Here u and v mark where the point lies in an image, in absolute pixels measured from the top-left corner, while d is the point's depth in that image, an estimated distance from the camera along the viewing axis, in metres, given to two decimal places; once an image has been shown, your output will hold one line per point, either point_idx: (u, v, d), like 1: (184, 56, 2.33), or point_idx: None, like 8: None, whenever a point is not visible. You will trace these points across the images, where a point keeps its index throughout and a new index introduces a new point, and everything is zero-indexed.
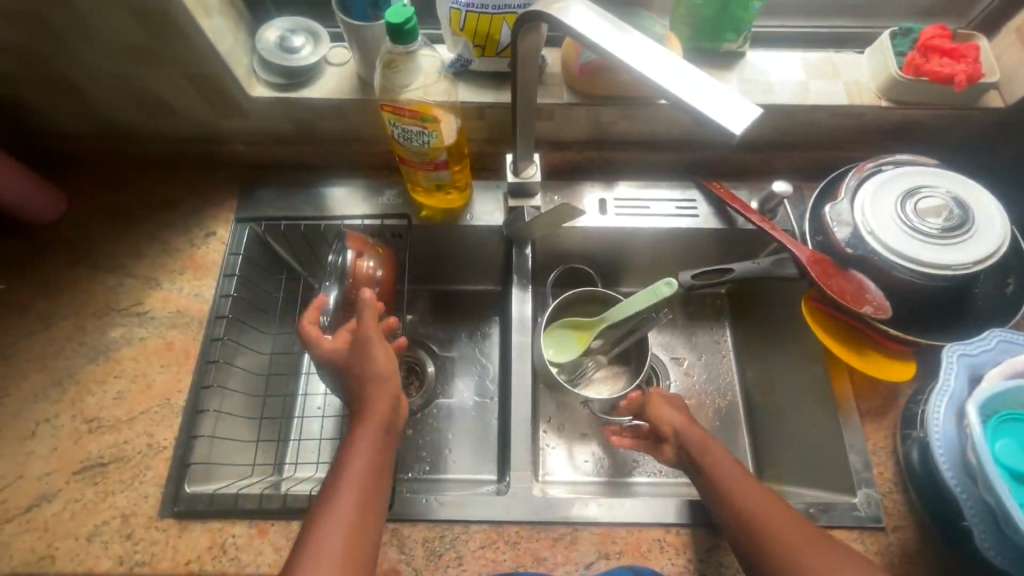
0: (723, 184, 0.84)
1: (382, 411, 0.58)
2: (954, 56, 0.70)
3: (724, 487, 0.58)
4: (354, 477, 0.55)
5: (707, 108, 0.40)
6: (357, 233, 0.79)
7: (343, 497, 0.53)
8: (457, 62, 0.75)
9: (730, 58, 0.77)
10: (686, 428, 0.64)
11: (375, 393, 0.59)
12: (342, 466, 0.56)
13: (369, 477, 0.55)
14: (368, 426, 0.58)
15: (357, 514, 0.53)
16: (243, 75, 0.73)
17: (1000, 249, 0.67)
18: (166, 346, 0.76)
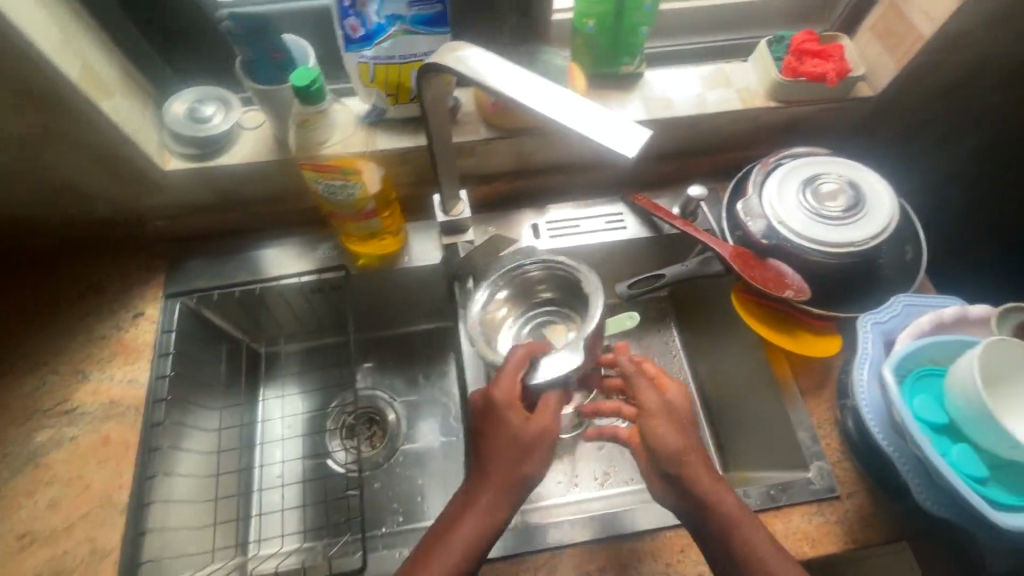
0: (647, 195, 0.88)
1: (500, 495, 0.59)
2: (823, 57, 0.77)
3: (729, 528, 0.58)
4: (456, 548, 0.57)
5: (596, 135, 0.43)
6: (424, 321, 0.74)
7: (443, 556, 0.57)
8: (373, 113, 0.76)
9: (630, 79, 0.82)
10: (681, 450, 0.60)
11: (487, 495, 0.59)
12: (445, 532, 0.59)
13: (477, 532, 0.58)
14: (466, 530, 0.58)
15: None
16: (153, 150, 0.72)
17: (891, 224, 0.74)
18: (102, 442, 0.71)
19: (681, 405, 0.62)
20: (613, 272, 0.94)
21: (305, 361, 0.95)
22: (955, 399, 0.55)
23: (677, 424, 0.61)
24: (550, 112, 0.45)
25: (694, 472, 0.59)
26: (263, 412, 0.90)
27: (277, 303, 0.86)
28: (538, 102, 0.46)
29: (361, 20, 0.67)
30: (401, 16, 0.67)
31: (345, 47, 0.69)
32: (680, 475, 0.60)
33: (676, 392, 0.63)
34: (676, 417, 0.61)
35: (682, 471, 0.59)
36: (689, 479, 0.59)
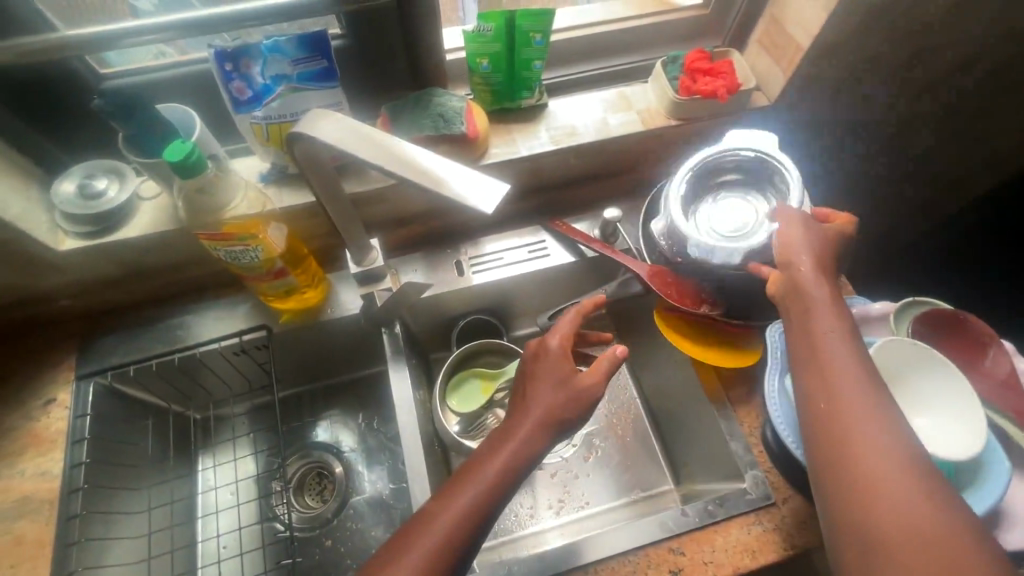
0: (565, 221, 0.89)
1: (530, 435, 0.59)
2: (714, 73, 0.80)
3: (834, 445, 0.50)
4: (478, 487, 0.56)
5: (458, 194, 0.44)
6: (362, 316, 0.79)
7: (461, 491, 0.56)
8: (273, 171, 0.76)
9: (535, 111, 0.83)
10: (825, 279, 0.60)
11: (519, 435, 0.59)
12: (478, 462, 0.58)
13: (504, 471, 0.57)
14: (491, 471, 0.57)
15: (461, 520, 0.54)
16: (45, 233, 0.69)
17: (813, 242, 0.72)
18: (14, 543, 0.67)
19: (820, 247, 0.62)
20: (545, 299, 0.94)
21: (242, 423, 0.91)
22: None
23: (818, 262, 0.61)
24: (420, 175, 0.46)
25: (789, 304, 0.60)
26: (201, 483, 0.87)
27: (201, 370, 0.84)
28: (409, 167, 0.47)
29: (246, 82, 0.66)
30: (287, 75, 0.67)
31: (233, 109, 0.68)
32: (785, 291, 0.61)
33: (800, 247, 0.61)
34: (805, 266, 0.60)
35: (790, 301, 0.60)
36: (798, 287, 0.59)
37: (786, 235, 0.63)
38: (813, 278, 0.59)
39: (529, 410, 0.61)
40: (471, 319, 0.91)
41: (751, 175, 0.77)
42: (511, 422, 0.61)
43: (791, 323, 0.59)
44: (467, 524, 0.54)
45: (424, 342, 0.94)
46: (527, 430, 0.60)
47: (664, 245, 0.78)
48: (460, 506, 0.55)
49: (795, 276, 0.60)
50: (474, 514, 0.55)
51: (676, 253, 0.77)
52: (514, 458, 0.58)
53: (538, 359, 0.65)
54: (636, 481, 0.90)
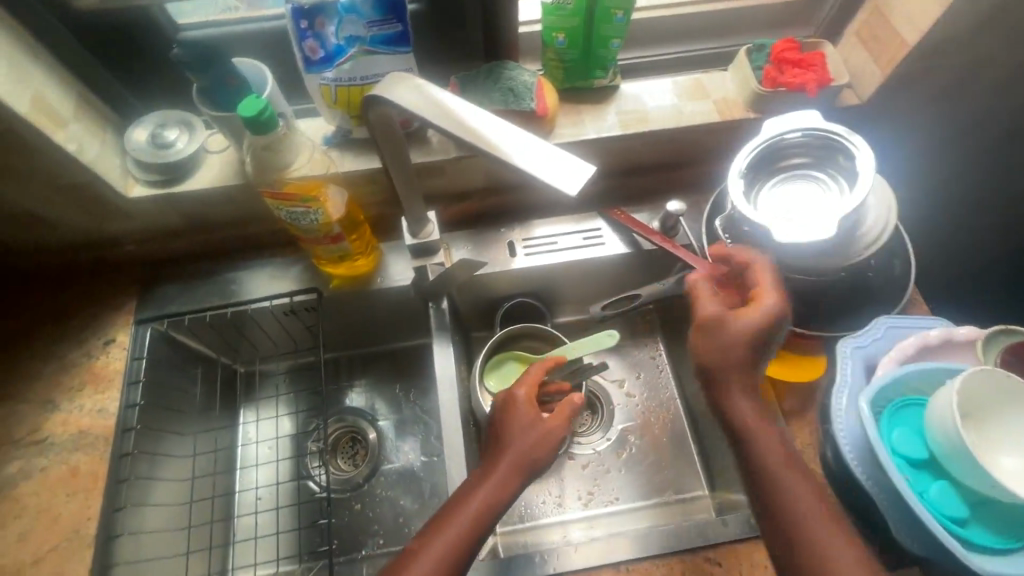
0: (625, 209, 0.86)
1: (499, 480, 0.63)
2: (804, 65, 0.75)
3: (794, 536, 0.56)
4: (456, 532, 0.59)
5: (541, 173, 0.42)
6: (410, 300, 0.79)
7: (442, 535, 0.59)
8: (338, 134, 0.75)
9: (605, 92, 0.80)
10: (726, 367, 0.62)
11: (491, 482, 0.63)
12: (456, 504, 0.62)
13: (481, 515, 0.61)
14: (466, 513, 0.61)
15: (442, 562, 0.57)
16: (116, 178, 0.71)
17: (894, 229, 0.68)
18: (71, 473, 0.71)
19: (766, 325, 0.62)
20: (594, 288, 0.92)
21: (285, 381, 0.93)
22: (934, 433, 0.53)
23: (755, 341, 0.62)
24: (501, 149, 0.44)
25: (718, 390, 0.64)
26: (242, 436, 0.89)
27: (250, 326, 0.85)
28: (489, 140, 0.45)
29: (319, 41, 0.65)
30: (361, 37, 0.65)
31: (305, 69, 0.68)
32: (707, 368, 0.64)
33: (744, 322, 0.62)
34: (733, 346, 0.62)
35: (714, 382, 0.64)
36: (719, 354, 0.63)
37: (752, 307, 0.63)
38: (734, 357, 0.62)
39: (505, 453, 0.65)
40: (517, 302, 0.90)
41: (816, 152, 0.71)
42: (489, 463, 0.65)
43: (725, 407, 0.63)
44: (451, 564, 0.57)
45: (467, 320, 0.93)
46: (506, 472, 0.63)
47: (727, 242, 0.75)
48: (439, 548, 0.58)
49: (703, 353, 0.64)
50: (460, 551, 0.58)
51: (739, 251, 0.75)
52: (491, 498, 0.62)
53: (506, 407, 0.69)
54: (671, 482, 0.88)
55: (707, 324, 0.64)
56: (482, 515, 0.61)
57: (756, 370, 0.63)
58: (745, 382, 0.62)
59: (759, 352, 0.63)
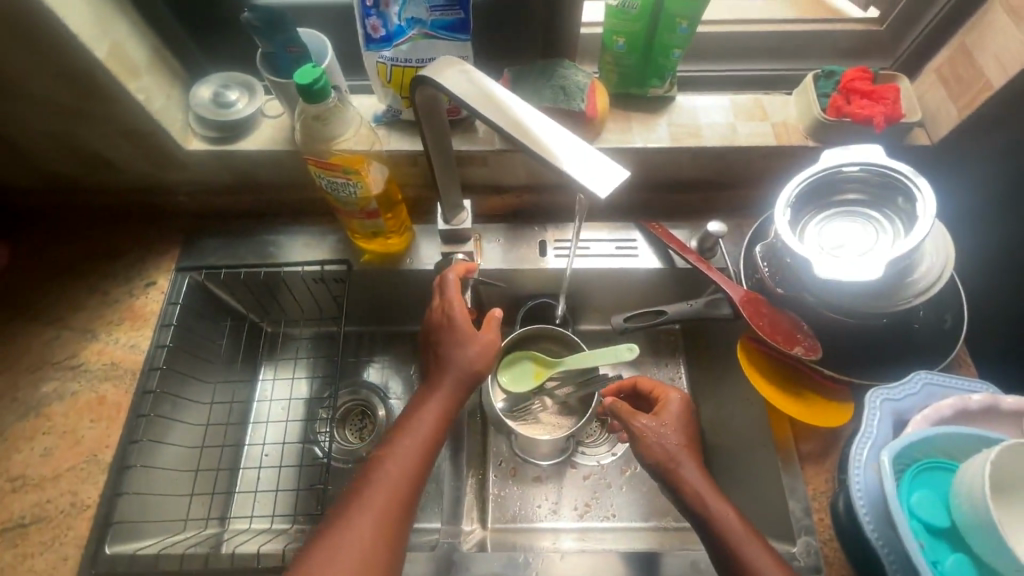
0: (663, 224, 0.84)
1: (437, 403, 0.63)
2: (874, 98, 0.71)
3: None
4: (398, 465, 0.59)
5: (587, 179, 0.41)
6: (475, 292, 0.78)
7: (385, 467, 0.58)
8: (388, 113, 0.77)
9: (659, 102, 0.78)
10: (684, 445, 0.65)
11: (428, 405, 0.63)
12: (400, 429, 0.62)
13: (422, 447, 0.61)
14: (410, 442, 0.60)
15: (390, 497, 0.57)
16: (177, 130, 0.74)
17: (950, 278, 0.65)
18: (98, 401, 0.75)
19: (686, 411, 0.69)
20: (621, 299, 0.90)
21: (306, 347, 0.95)
22: (959, 500, 0.49)
23: (682, 426, 0.67)
24: (550, 149, 0.44)
25: (673, 468, 0.63)
26: (258, 393, 0.92)
27: (281, 289, 0.88)
28: (529, 131, 0.45)
29: (382, 20, 0.66)
30: (422, 19, 0.67)
31: (365, 46, 0.69)
32: (648, 454, 0.65)
33: (665, 411, 0.69)
34: (680, 424, 0.67)
35: (669, 467, 0.63)
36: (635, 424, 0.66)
37: (664, 392, 0.71)
38: (679, 437, 0.66)
39: (444, 379, 0.65)
40: (541, 302, 0.89)
41: (877, 188, 0.67)
42: (428, 393, 0.65)
43: (681, 491, 0.62)
44: (401, 495, 0.57)
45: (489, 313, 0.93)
46: (438, 402, 0.63)
47: (765, 270, 0.73)
48: (387, 478, 0.58)
49: (652, 432, 0.66)
50: (409, 480, 0.58)
51: (776, 282, 0.72)
52: (431, 428, 0.62)
53: (443, 326, 0.68)
54: (671, 508, 0.86)
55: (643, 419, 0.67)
56: (422, 446, 0.60)
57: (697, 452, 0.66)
58: (694, 465, 0.64)
59: (693, 438, 0.67)
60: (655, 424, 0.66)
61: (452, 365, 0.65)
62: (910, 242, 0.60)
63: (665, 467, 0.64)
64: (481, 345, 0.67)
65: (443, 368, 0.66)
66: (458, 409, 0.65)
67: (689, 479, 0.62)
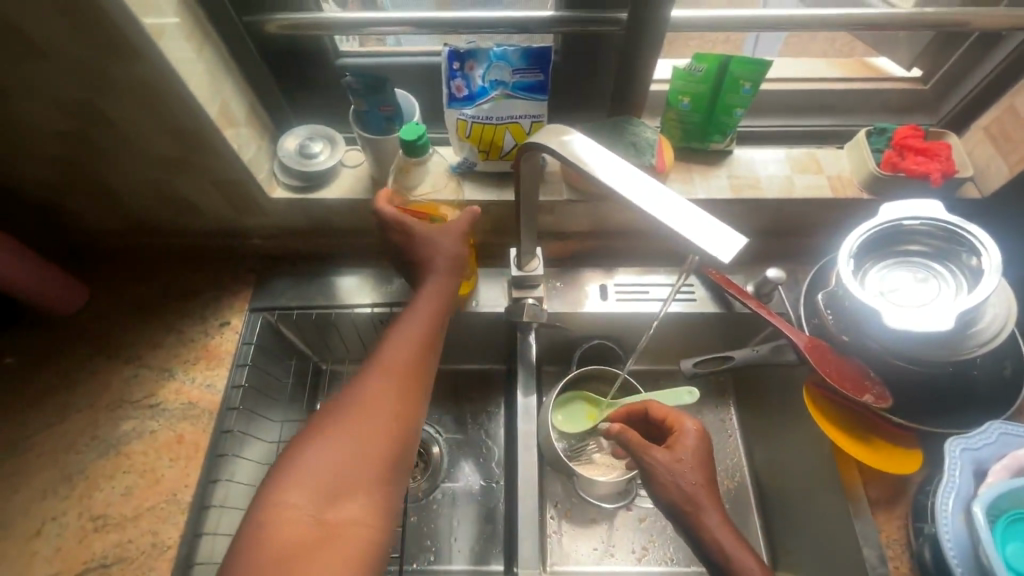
0: (720, 269, 0.87)
1: (425, 310, 0.67)
2: (928, 155, 0.75)
3: None
4: (386, 365, 0.62)
5: (679, 226, 0.45)
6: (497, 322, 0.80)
7: (372, 370, 0.62)
8: (463, 164, 0.80)
9: (717, 154, 0.83)
10: (702, 485, 0.62)
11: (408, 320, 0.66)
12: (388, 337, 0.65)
13: (407, 358, 0.63)
14: (395, 346, 0.64)
15: (387, 396, 0.60)
16: (263, 178, 0.79)
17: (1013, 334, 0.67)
18: (176, 440, 0.76)
19: (702, 445, 0.66)
20: (676, 341, 0.92)
21: None
22: None
23: (698, 464, 0.64)
24: (659, 212, 0.46)
25: (698, 514, 0.61)
26: None
27: (346, 328, 0.90)
28: (637, 194, 0.47)
29: (466, 81, 0.71)
30: (504, 81, 0.71)
31: (447, 104, 0.73)
32: (669, 489, 0.62)
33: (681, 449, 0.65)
34: (698, 461, 0.64)
35: (688, 509, 0.61)
36: (639, 448, 0.64)
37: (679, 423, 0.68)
38: (698, 476, 0.63)
39: (427, 287, 0.69)
40: (594, 343, 0.90)
41: (941, 243, 0.71)
42: (412, 302, 0.69)
43: (704, 538, 0.60)
44: (393, 398, 0.60)
45: (546, 353, 0.95)
46: (420, 316, 0.67)
47: (828, 315, 0.75)
48: (378, 379, 0.61)
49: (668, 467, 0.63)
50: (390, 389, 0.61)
51: (841, 330, 0.74)
52: (412, 338, 0.65)
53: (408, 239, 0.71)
54: None
55: (665, 454, 0.64)
56: (403, 368, 0.63)
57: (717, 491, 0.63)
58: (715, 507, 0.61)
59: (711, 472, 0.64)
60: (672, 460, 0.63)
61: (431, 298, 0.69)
62: (979, 292, 0.63)
63: (688, 508, 0.61)
64: (453, 242, 0.71)
65: (424, 262, 0.71)
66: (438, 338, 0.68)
67: (712, 527, 0.60)
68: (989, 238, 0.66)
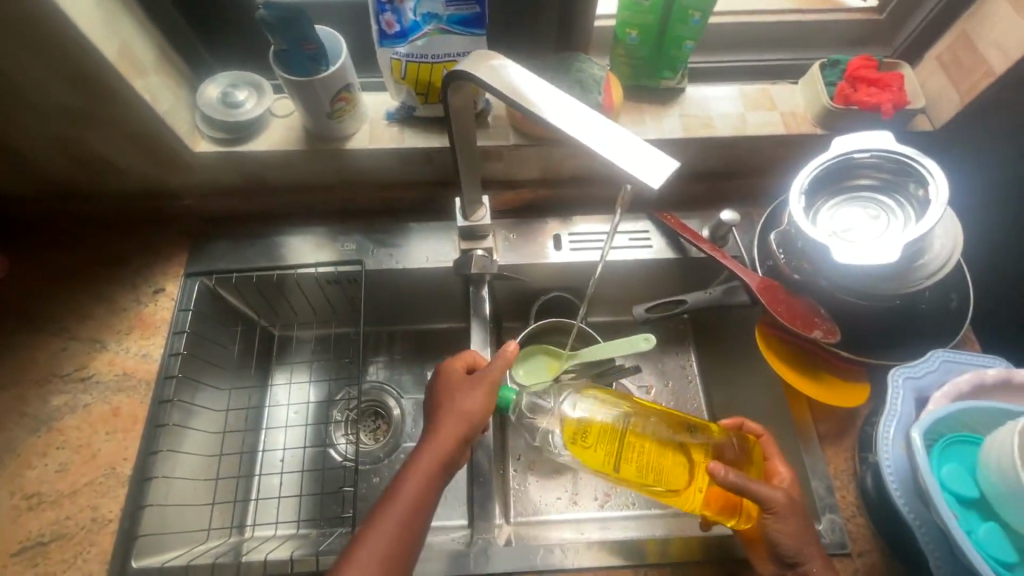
0: (674, 214, 0.85)
1: (441, 449, 0.60)
2: (880, 85, 0.73)
3: None
4: (405, 496, 0.57)
5: (621, 162, 0.42)
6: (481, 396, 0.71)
7: (388, 504, 0.56)
8: (402, 109, 0.76)
9: (669, 93, 0.79)
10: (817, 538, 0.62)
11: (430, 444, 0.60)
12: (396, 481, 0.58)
13: (418, 494, 0.57)
14: (407, 485, 0.57)
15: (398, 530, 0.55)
16: (185, 132, 0.73)
17: (957, 264, 0.66)
18: (112, 412, 0.73)
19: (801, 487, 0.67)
20: (634, 291, 0.90)
21: (317, 349, 0.94)
22: (988, 472, 0.51)
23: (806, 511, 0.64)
24: (590, 139, 0.44)
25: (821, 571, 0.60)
26: (271, 398, 0.90)
27: (292, 290, 0.86)
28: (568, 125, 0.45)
29: (397, 16, 0.65)
30: (438, 14, 0.65)
31: (379, 42, 0.68)
32: (790, 539, 0.61)
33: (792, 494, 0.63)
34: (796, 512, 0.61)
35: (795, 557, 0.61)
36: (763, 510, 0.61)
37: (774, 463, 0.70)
38: (796, 532, 0.61)
39: (438, 432, 0.61)
40: (552, 296, 0.88)
41: (889, 175, 0.69)
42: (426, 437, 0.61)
43: None
44: (407, 530, 0.55)
45: (502, 309, 0.93)
46: (423, 468, 0.59)
47: (780, 256, 0.74)
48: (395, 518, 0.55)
49: (798, 514, 0.61)
50: (414, 513, 0.56)
51: (792, 268, 0.73)
52: (430, 470, 0.59)
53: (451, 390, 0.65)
54: None
55: (780, 502, 0.60)
56: (424, 493, 0.57)
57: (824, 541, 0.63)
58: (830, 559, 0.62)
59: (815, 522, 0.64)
60: (784, 508, 0.61)
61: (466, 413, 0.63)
62: (922, 223, 0.62)
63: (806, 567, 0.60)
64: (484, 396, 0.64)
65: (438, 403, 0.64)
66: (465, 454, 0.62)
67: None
68: (936, 166, 0.65)
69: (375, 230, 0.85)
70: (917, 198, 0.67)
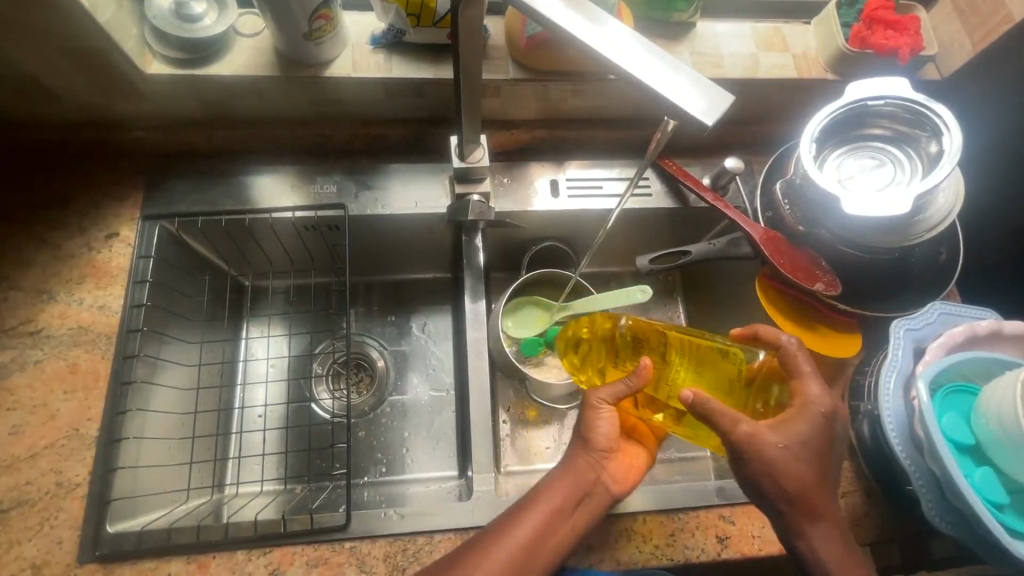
0: (675, 160, 0.81)
1: (560, 496, 0.60)
2: (898, 28, 0.70)
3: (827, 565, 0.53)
4: (520, 532, 0.57)
5: (677, 98, 0.41)
6: (613, 385, 0.61)
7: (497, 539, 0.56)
8: (389, 31, 0.67)
9: (681, 28, 0.74)
10: (808, 486, 0.54)
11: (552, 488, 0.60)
12: (511, 516, 0.59)
13: (530, 539, 0.57)
14: (522, 527, 0.58)
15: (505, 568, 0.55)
16: (134, 48, 0.63)
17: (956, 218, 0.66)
18: (69, 369, 0.66)
19: (818, 420, 0.55)
20: (628, 240, 0.88)
21: (294, 300, 0.87)
22: (986, 421, 0.53)
23: (801, 454, 0.54)
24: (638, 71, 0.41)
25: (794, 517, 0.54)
26: (246, 351, 0.84)
27: (264, 235, 0.78)
28: (620, 57, 0.42)
29: None
30: None
31: None
32: (757, 479, 0.54)
33: (775, 435, 0.54)
34: (777, 455, 0.54)
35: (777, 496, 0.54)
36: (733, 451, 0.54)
37: (801, 388, 0.57)
38: (778, 472, 0.53)
39: (562, 478, 0.61)
40: (544, 245, 0.85)
41: (903, 126, 0.67)
42: (550, 476, 0.61)
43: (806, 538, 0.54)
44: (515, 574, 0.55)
45: (492, 258, 0.89)
46: (538, 514, 0.58)
47: (785, 208, 0.72)
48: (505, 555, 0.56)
49: (767, 459, 0.53)
50: (523, 559, 0.56)
51: (797, 219, 0.71)
52: (542, 518, 0.58)
53: (585, 438, 0.62)
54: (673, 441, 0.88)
55: (736, 440, 0.53)
56: (539, 541, 0.57)
57: (824, 495, 0.55)
58: (821, 504, 0.55)
59: (822, 468, 0.55)
60: (747, 445, 0.53)
61: (594, 446, 0.62)
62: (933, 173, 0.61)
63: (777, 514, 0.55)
64: (614, 434, 0.62)
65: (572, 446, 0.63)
66: (607, 484, 0.62)
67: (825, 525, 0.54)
68: (953, 117, 0.63)
69: (356, 170, 0.78)
70: (928, 148, 0.66)
